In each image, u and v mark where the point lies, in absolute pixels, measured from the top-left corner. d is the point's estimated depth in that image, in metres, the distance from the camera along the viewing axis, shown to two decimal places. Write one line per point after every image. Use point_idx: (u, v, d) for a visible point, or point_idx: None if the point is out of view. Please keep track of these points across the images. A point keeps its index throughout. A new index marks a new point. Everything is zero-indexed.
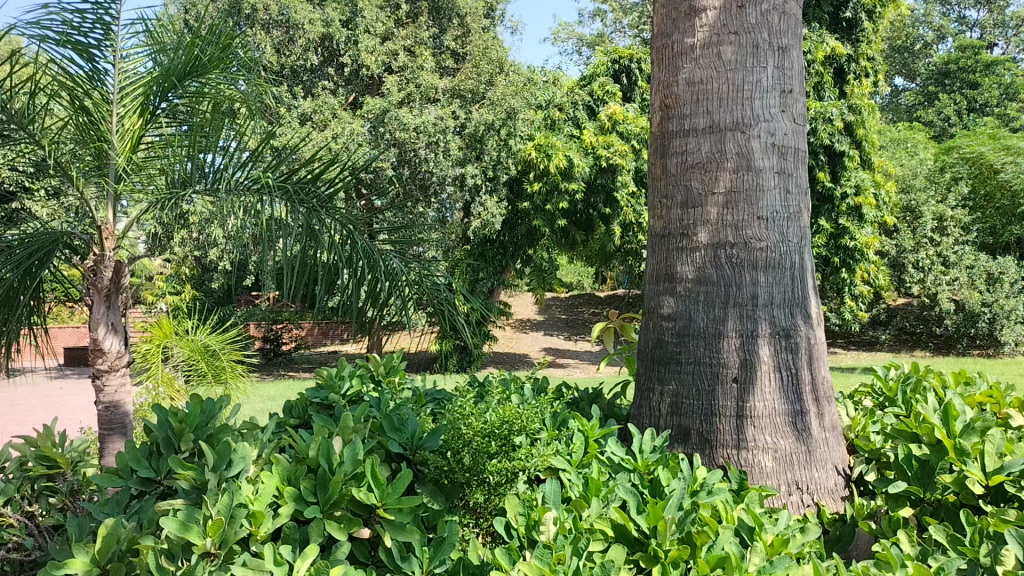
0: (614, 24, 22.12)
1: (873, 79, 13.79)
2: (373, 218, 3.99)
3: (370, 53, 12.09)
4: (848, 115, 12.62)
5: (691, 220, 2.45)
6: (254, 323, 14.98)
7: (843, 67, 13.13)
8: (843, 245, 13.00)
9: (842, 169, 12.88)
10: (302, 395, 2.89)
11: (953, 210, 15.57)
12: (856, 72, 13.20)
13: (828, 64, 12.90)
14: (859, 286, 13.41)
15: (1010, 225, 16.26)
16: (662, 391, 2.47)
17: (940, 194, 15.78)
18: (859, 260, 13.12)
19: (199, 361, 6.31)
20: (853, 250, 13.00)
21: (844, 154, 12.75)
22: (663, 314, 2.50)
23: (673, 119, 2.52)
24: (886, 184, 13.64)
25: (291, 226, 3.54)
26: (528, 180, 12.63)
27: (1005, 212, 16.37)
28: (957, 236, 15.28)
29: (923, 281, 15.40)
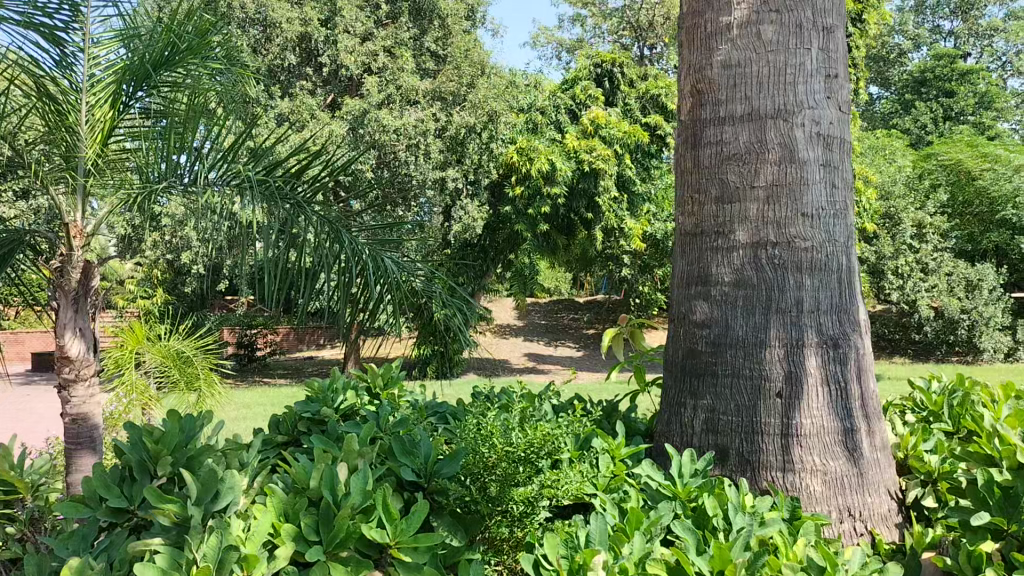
0: (593, 29, 21.94)
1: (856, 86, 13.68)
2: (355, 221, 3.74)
3: (349, 54, 11.76)
4: None
5: (726, 217, 2.22)
6: (229, 329, 14.61)
7: None
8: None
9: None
10: (291, 409, 2.64)
11: (932, 216, 15.47)
12: None
13: None
14: None
15: (988, 232, 16.25)
16: (694, 406, 2.24)
17: (920, 201, 15.69)
18: None
19: (171, 368, 6.00)
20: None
21: None
22: (695, 320, 2.27)
23: (705, 104, 2.29)
24: (867, 191, 13.62)
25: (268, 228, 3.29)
26: (510, 183, 12.49)
27: (983, 219, 16.36)
28: (936, 243, 15.21)
29: (902, 287, 15.14)
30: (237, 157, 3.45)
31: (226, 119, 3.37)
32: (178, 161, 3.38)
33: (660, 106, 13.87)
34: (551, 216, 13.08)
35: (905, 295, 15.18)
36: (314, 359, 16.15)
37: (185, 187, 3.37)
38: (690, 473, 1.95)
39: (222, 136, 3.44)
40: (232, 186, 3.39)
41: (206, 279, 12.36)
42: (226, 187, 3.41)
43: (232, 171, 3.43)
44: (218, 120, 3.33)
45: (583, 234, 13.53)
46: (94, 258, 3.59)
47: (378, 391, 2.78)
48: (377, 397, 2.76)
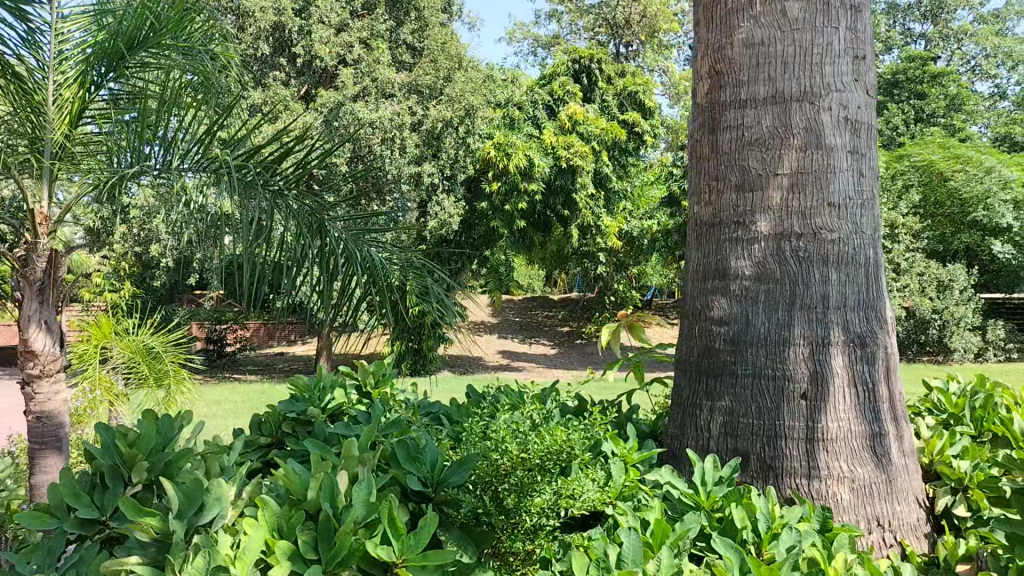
0: (570, 26, 21.74)
1: None
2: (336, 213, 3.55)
3: (323, 45, 11.51)
4: None
5: (747, 206, 2.08)
6: (198, 323, 14.28)
7: None
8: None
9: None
10: (277, 410, 2.47)
11: (905, 217, 15.47)
12: None
13: None
14: None
15: (960, 233, 16.28)
16: (711, 408, 2.09)
17: (893, 202, 15.69)
18: None
19: (140, 363, 5.76)
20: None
21: None
22: (712, 317, 2.12)
23: (725, 85, 2.14)
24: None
25: (238, 221, 3.09)
26: (487, 179, 12.31)
27: (953, 220, 16.41)
28: (909, 244, 15.24)
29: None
30: (212, 146, 3.24)
31: (203, 102, 3.17)
32: (148, 151, 3.18)
33: (638, 103, 13.75)
34: (527, 212, 12.91)
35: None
36: (284, 355, 15.86)
37: (158, 173, 3.16)
38: (715, 481, 1.80)
39: (196, 123, 3.23)
40: (209, 171, 3.19)
41: (176, 273, 12.05)
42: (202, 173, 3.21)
43: (208, 156, 3.22)
44: (192, 103, 3.13)
45: (559, 231, 13.38)
46: (61, 247, 3.38)
47: (369, 391, 2.61)
48: (368, 397, 2.59)
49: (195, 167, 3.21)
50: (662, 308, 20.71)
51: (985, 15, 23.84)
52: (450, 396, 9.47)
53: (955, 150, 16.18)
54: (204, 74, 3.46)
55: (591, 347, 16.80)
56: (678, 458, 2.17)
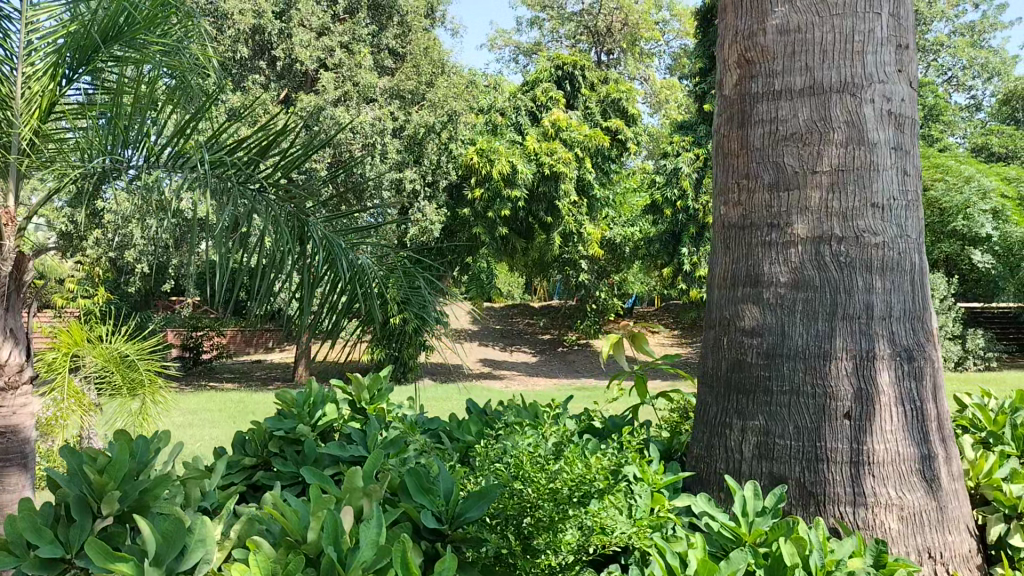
0: (550, 34, 21.61)
1: None
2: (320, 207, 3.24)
3: (304, 49, 11.26)
4: None
5: (781, 206, 1.91)
6: (174, 330, 13.96)
7: None
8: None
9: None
10: (263, 428, 2.26)
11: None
12: None
13: None
14: None
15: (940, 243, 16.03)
16: (742, 428, 1.91)
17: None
18: None
19: (113, 372, 5.51)
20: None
21: None
22: (742, 327, 1.94)
23: (755, 76, 1.97)
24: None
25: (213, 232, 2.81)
26: (469, 185, 12.13)
27: (933, 229, 16.21)
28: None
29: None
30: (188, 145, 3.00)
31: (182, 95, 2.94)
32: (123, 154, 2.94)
33: (621, 110, 13.62)
34: (509, 218, 12.69)
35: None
36: (261, 363, 15.57)
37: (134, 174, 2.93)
38: (758, 510, 1.63)
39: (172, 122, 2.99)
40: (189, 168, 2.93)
41: (151, 279, 11.75)
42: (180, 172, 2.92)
43: (183, 153, 2.98)
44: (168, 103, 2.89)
45: (541, 239, 13.17)
46: (28, 251, 3.15)
47: (364, 406, 2.38)
48: (363, 413, 2.38)
49: (171, 166, 2.96)
50: (644, 316, 20.53)
51: (960, 28, 23.91)
52: (448, 410, 9.18)
53: (934, 160, 16.19)
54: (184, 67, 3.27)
55: (573, 355, 16.56)
56: (706, 482, 1.98)
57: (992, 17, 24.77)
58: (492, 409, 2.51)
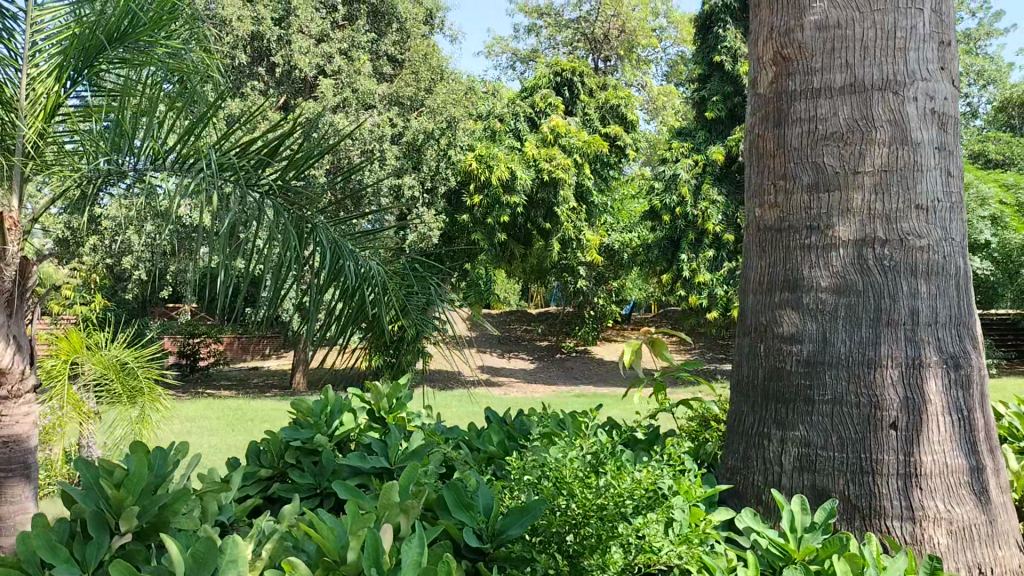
0: (548, 41, 21.55)
1: None
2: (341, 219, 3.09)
3: (303, 55, 11.19)
4: None
5: (822, 208, 1.84)
6: (170, 337, 13.85)
7: None
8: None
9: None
10: (279, 438, 2.18)
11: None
12: None
13: None
14: None
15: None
16: (782, 438, 1.84)
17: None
18: None
19: (113, 380, 5.42)
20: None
21: None
22: (780, 333, 1.88)
23: (792, 74, 1.90)
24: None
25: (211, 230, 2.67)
26: (468, 191, 12.07)
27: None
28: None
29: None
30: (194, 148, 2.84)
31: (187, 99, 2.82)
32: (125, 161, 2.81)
33: (620, 116, 13.54)
34: (508, 225, 12.61)
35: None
36: (257, 370, 15.46)
37: (134, 179, 2.84)
38: (808, 527, 1.55)
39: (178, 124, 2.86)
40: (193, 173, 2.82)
41: (148, 286, 11.64)
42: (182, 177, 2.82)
43: (186, 155, 2.83)
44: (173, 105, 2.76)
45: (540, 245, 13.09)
46: (31, 256, 3.06)
47: (382, 415, 2.30)
48: (381, 423, 2.29)
49: (174, 170, 2.85)
50: (642, 322, 20.44)
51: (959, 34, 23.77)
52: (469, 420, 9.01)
53: None
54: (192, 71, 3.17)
55: (571, 362, 16.44)
56: (743, 494, 1.91)
57: (988, 25, 24.80)
58: (514, 417, 2.43)
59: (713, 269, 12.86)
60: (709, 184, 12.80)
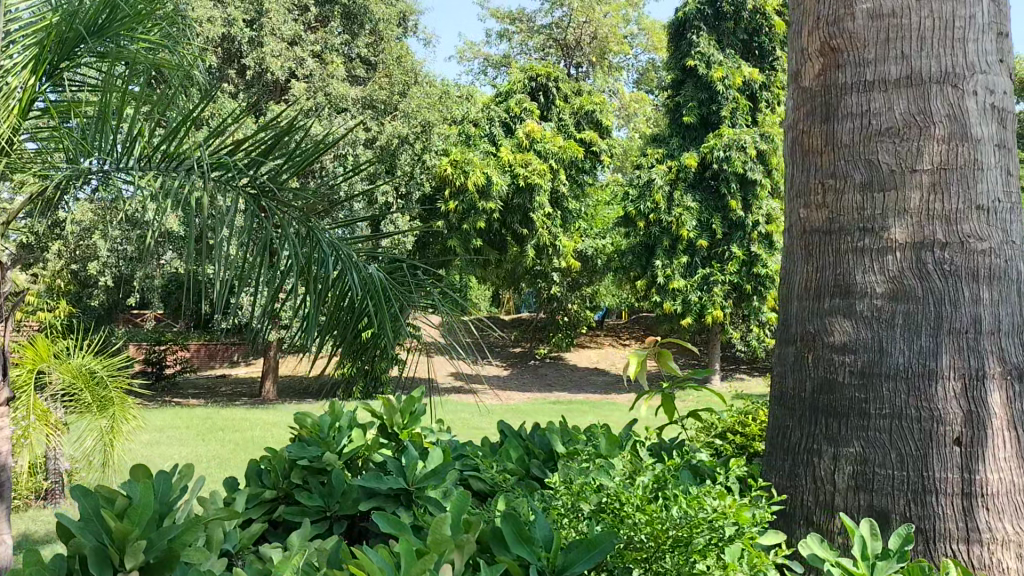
0: (520, 47, 21.36)
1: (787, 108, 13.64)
2: (334, 223, 2.82)
3: (275, 58, 10.90)
4: (762, 143, 12.33)
5: (875, 209, 1.72)
6: (135, 345, 13.48)
7: (756, 95, 13.09)
8: (756, 273, 12.37)
9: (753, 197, 12.37)
10: (284, 455, 2.01)
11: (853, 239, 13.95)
12: (768, 100, 13.14)
13: (742, 90, 12.91)
14: (769, 314, 12.71)
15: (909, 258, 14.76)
16: (834, 454, 1.71)
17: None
18: (770, 287, 12.47)
19: (81, 389, 5.19)
20: (764, 278, 12.38)
21: (757, 182, 12.35)
22: (830, 342, 1.75)
23: (842, 66, 1.79)
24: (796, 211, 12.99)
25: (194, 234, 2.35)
26: (443, 198, 11.93)
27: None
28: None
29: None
30: (173, 147, 2.55)
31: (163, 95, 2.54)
32: (86, 163, 2.53)
33: (595, 122, 13.36)
34: (482, 230, 12.41)
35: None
36: (226, 377, 15.17)
37: (98, 180, 2.54)
38: (880, 553, 1.43)
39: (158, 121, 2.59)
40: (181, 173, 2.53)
41: (114, 292, 11.32)
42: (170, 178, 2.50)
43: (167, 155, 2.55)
44: (151, 99, 2.48)
45: (514, 251, 12.93)
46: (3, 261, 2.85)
47: (396, 432, 2.11)
48: (395, 439, 2.11)
49: (159, 169, 2.55)
50: (615, 329, 20.27)
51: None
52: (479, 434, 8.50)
53: None
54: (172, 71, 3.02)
55: (545, 369, 16.24)
56: (790, 515, 1.78)
57: None
58: (533, 433, 2.24)
59: (687, 275, 12.76)
60: (682, 192, 12.64)
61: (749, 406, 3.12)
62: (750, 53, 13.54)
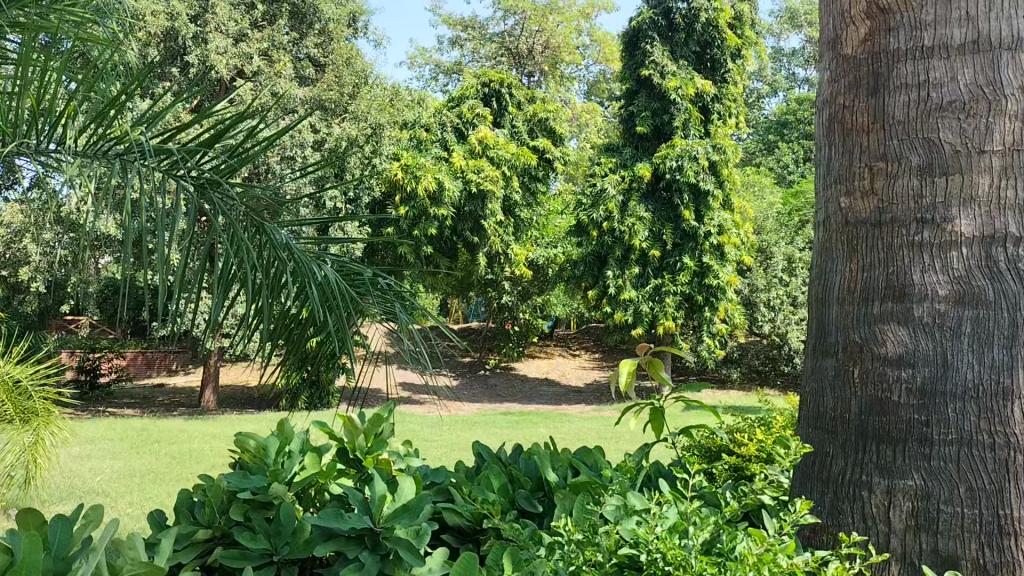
0: (471, 54, 20.98)
1: (738, 120, 13.52)
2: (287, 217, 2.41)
3: (220, 55, 10.31)
4: (713, 154, 12.20)
5: (937, 196, 1.45)
6: (68, 351, 12.65)
7: (708, 106, 12.92)
8: (707, 284, 12.25)
9: (705, 208, 12.22)
10: (224, 486, 1.66)
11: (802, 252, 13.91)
12: (720, 112, 12.98)
13: (694, 101, 12.73)
14: (719, 324, 12.57)
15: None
16: (890, 487, 1.44)
17: (789, 235, 14.10)
18: (721, 298, 12.35)
19: (2, 401, 4.67)
20: (715, 288, 12.27)
21: (709, 193, 12.20)
22: (882, 355, 1.47)
23: (894, 29, 1.52)
24: (746, 224, 12.85)
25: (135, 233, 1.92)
26: (394, 202, 11.58)
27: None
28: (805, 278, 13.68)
29: (772, 321, 13.31)
30: (108, 131, 2.12)
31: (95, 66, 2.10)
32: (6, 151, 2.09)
33: (548, 130, 13.04)
34: (433, 237, 12.04)
35: (775, 328, 13.33)
36: (162, 386, 14.50)
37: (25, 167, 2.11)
38: None
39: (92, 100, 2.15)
40: (110, 162, 2.08)
41: (44, 297, 10.65)
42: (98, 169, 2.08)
43: (101, 140, 2.12)
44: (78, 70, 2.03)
45: (465, 259, 12.58)
46: None
47: (359, 457, 1.77)
48: (357, 467, 1.77)
49: (84, 157, 2.10)
50: (564, 339, 20.03)
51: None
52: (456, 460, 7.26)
53: None
54: (102, 43, 2.63)
55: (494, 379, 15.85)
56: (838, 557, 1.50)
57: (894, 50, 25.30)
58: (521, 460, 1.92)
59: (639, 286, 12.55)
60: (635, 201, 12.43)
61: (744, 421, 2.87)
62: (702, 65, 13.26)
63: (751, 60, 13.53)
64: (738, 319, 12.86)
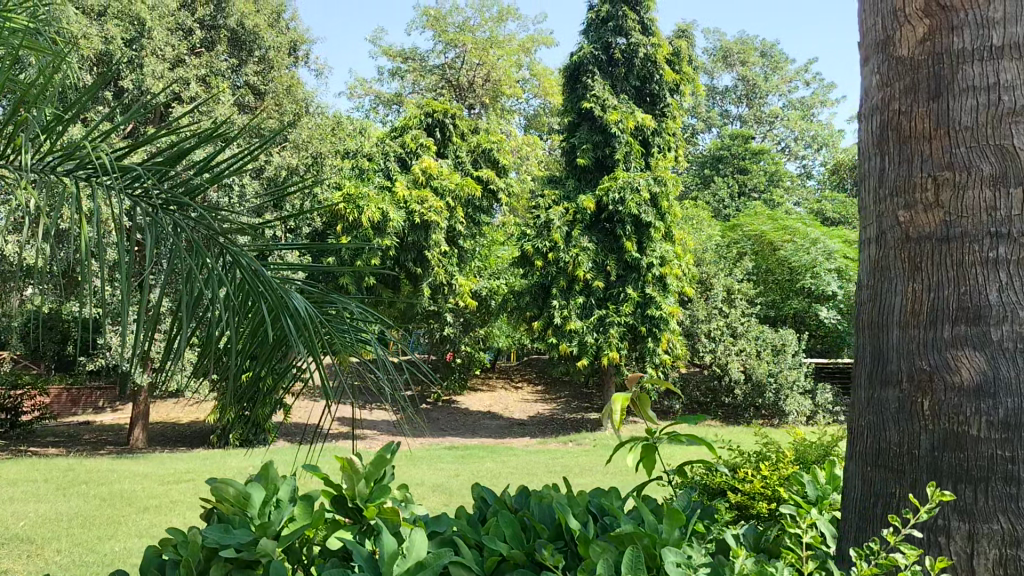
0: (411, 86, 20.72)
1: (677, 154, 13.60)
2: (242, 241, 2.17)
3: (155, 79, 9.76)
4: (654, 186, 12.17)
5: (1012, 209, 1.33)
6: None
7: (648, 140, 12.92)
8: (651, 314, 12.18)
9: (647, 240, 12.15)
10: (205, 539, 1.43)
11: (739, 283, 13.98)
12: (660, 146, 13.00)
13: (635, 134, 12.73)
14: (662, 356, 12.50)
15: (790, 301, 14.75)
16: (979, 533, 1.28)
17: (727, 266, 14.17)
18: (664, 329, 12.29)
19: None
20: (658, 319, 12.23)
21: (651, 225, 12.13)
22: (956, 385, 1.33)
23: (957, 28, 1.40)
24: (687, 255, 12.89)
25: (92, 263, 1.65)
26: (335, 232, 11.27)
27: (783, 287, 14.97)
28: (744, 309, 13.73)
29: (713, 351, 13.31)
30: (58, 148, 1.84)
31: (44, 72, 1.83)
32: None
33: (492, 160, 12.83)
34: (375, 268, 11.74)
35: (716, 359, 13.30)
36: (87, 425, 13.75)
37: None
38: None
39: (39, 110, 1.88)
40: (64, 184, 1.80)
41: None
42: (42, 192, 1.78)
43: (49, 156, 1.84)
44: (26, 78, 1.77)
45: (408, 290, 12.29)
46: None
47: (359, 507, 1.56)
48: (356, 518, 1.56)
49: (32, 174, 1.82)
50: (505, 371, 19.78)
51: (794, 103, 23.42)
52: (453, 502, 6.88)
53: (783, 222, 15.37)
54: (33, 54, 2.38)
55: (436, 413, 15.47)
56: None
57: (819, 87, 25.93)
58: (533, 505, 1.73)
59: (582, 316, 12.39)
60: (579, 232, 12.31)
61: (741, 457, 2.70)
62: (642, 100, 13.33)
63: (689, 96, 13.69)
64: (680, 350, 12.81)
